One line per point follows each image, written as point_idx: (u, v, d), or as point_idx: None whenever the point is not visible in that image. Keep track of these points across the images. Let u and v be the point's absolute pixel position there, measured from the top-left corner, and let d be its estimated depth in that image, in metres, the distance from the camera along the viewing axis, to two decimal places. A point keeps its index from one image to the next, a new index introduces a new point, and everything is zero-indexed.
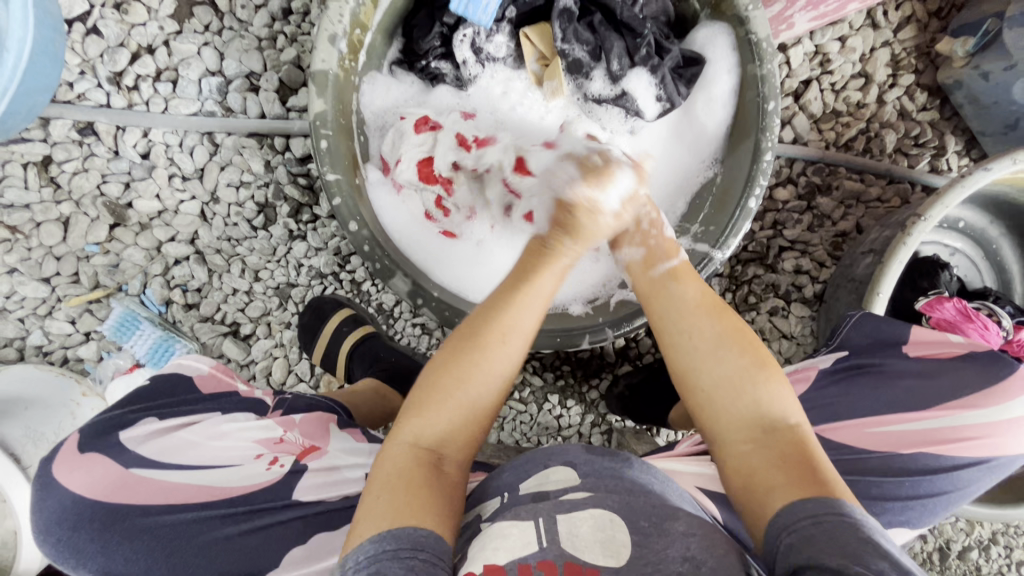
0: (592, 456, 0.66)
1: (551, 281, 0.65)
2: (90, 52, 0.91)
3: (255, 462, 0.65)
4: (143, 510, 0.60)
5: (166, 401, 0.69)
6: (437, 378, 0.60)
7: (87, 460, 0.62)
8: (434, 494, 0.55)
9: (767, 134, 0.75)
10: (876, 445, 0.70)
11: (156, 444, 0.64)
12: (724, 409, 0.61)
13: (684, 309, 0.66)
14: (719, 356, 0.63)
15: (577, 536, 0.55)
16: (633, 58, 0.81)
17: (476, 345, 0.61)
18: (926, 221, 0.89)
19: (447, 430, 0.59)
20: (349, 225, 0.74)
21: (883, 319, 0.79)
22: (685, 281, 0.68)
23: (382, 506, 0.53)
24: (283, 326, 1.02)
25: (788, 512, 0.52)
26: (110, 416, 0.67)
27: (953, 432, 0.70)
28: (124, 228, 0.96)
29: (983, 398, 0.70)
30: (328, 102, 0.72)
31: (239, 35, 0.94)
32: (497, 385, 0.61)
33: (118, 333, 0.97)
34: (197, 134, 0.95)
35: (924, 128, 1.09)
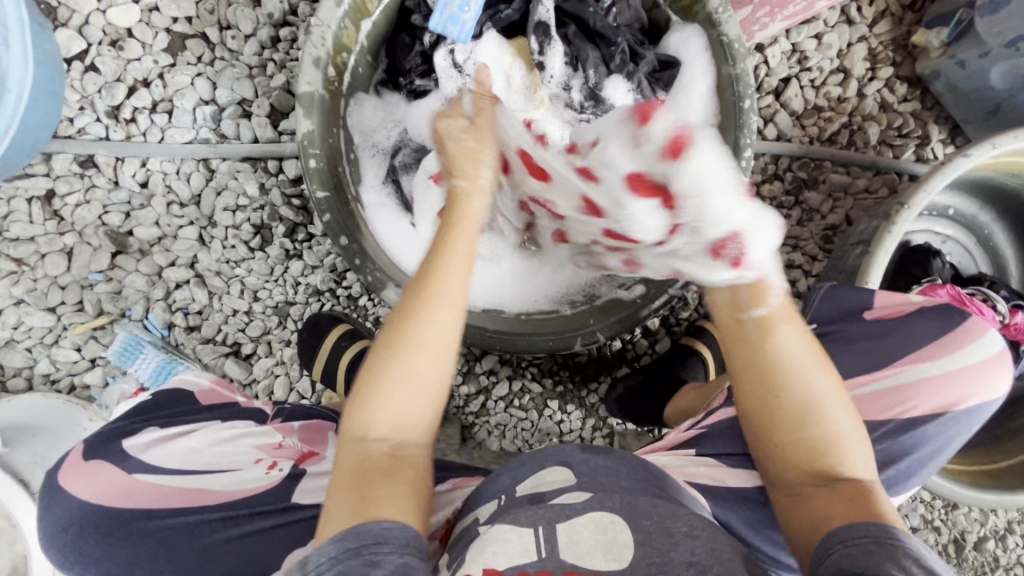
0: (586, 454, 0.68)
1: (468, 243, 0.62)
2: (88, 88, 0.95)
3: (254, 466, 0.68)
4: (146, 514, 0.62)
5: (168, 412, 0.72)
6: (373, 361, 0.59)
7: (92, 468, 0.64)
8: (385, 485, 0.55)
9: (745, 131, 0.77)
10: (850, 412, 0.71)
11: (158, 450, 0.66)
12: (778, 446, 0.60)
13: (749, 342, 0.60)
14: (780, 386, 0.59)
15: (577, 543, 0.56)
16: (608, 66, 0.82)
17: (417, 311, 0.59)
18: (910, 209, 0.90)
19: (398, 419, 0.58)
20: (339, 239, 0.77)
21: (848, 287, 0.80)
22: (781, 325, 0.59)
23: (342, 507, 0.54)
24: (282, 343, 1.04)
25: (848, 528, 0.54)
26: (115, 427, 0.69)
27: (916, 386, 0.71)
28: (125, 255, 0.99)
29: (943, 347, 0.72)
30: (315, 123, 0.75)
31: (230, 65, 0.97)
32: (443, 343, 0.59)
33: (122, 357, 0.99)
34: (193, 161, 0.98)
35: (906, 119, 1.11)
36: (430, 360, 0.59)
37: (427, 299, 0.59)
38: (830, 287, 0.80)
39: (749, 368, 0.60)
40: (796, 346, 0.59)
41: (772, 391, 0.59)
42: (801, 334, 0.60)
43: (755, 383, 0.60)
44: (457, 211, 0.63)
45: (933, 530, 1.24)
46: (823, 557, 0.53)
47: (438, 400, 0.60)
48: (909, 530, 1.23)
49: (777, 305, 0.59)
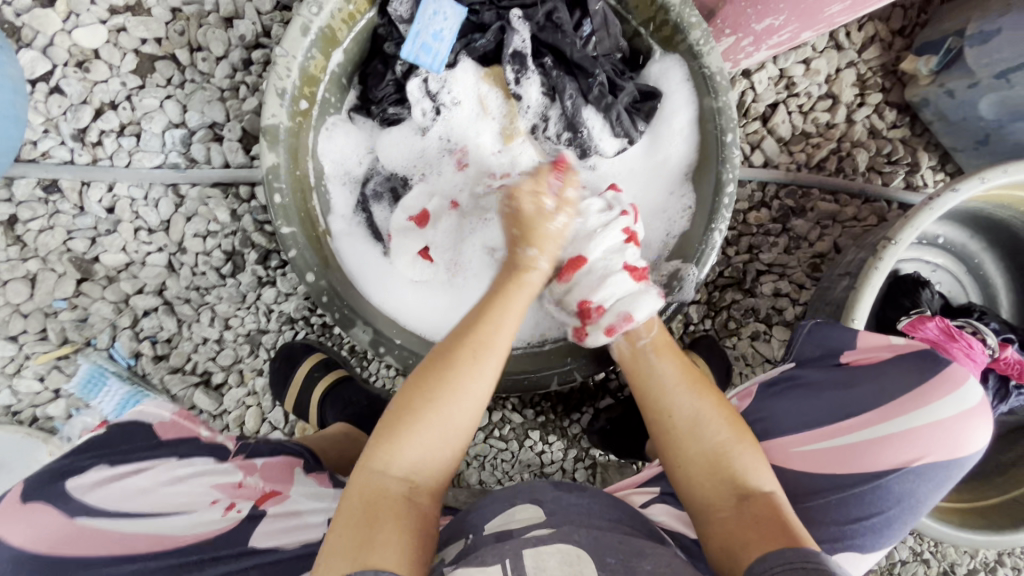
0: (558, 491, 0.67)
1: (522, 301, 0.68)
2: (53, 110, 0.92)
3: (210, 508, 0.64)
4: (87, 564, 0.57)
5: (119, 448, 0.67)
6: (415, 394, 0.61)
7: (29, 510, 0.59)
8: (390, 518, 0.56)
9: (727, 164, 0.76)
10: (808, 465, 0.72)
11: (103, 492, 0.62)
12: (694, 476, 0.65)
13: (664, 385, 0.71)
14: (679, 396, 0.69)
15: (544, 571, 0.53)
16: (586, 96, 0.79)
17: (461, 362, 0.63)
18: (897, 244, 0.87)
19: (419, 459, 0.60)
20: (306, 276, 0.74)
21: (833, 327, 0.80)
22: (665, 355, 0.73)
23: (343, 543, 0.54)
24: (254, 373, 1.01)
25: (763, 562, 0.54)
26: (59, 464, 0.63)
27: (875, 440, 0.70)
28: (91, 282, 0.96)
29: (908, 399, 0.70)
30: (280, 155, 0.72)
31: (201, 87, 0.94)
32: (478, 397, 0.63)
33: (84, 390, 0.95)
34: (162, 186, 0.95)
35: (895, 146, 1.09)
36: (470, 410, 0.62)
37: (478, 352, 0.63)
38: (812, 329, 0.81)
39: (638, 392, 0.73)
40: (671, 379, 0.71)
41: (658, 414, 0.70)
42: (677, 370, 0.72)
43: (676, 421, 0.68)
44: (513, 283, 0.68)
45: (923, 562, 1.22)
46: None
47: (464, 441, 0.63)
48: (897, 563, 1.21)
49: (659, 334, 0.75)
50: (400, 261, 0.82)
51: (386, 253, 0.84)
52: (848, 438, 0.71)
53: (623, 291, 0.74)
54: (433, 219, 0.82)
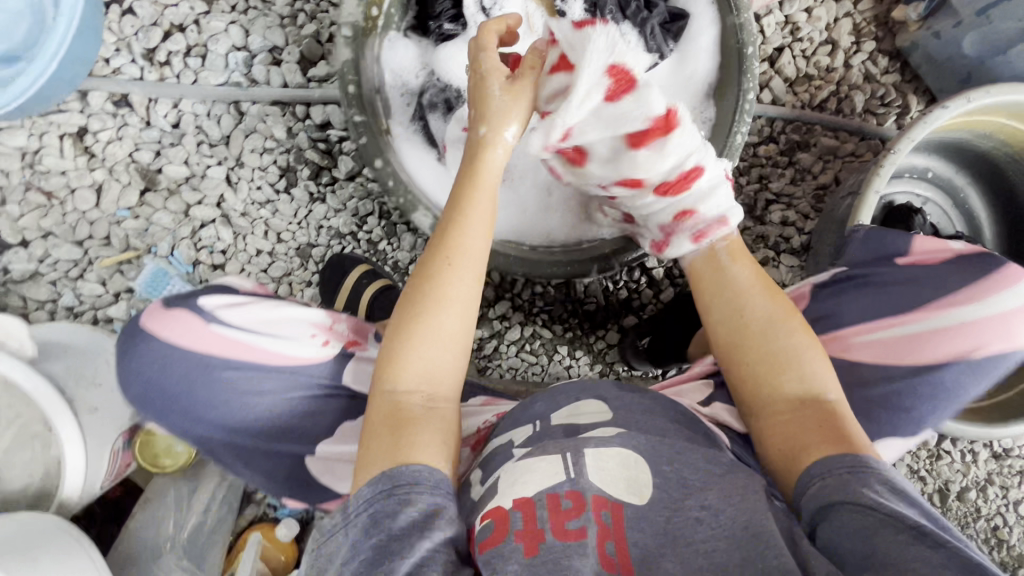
0: (620, 391, 0.74)
1: (488, 199, 0.71)
2: (126, 30, 0.99)
3: (309, 342, 0.69)
4: (224, 362, 0.66)
5: (230, 287, 0.73)
6: (404, 315, 0.67)
7: (172, 315, 0.67)
8: (417, 432, 0.63)
9: (748, 76, 0.88)
10: (872, 353, 0.77)
11: (230, 309, 0.69)
12: (765, 379, 0.69)
13: (738, 290, 0.74)
14: (755, 300, 0.73)
15: (604, 470, 0.61)
16: (624, 13, 0.89)
17: (435, 270, 0.68)
18: (896, 154, 0.97)
19: (427, 368, 0.66)
20: (374, 162, 0.83)
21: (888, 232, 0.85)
22: (740, 261, 0.76)
23: (383, 448, 0.62)
24: (304, 284, 1.08)
25: (829, 459, 0.61)
26: (188, 290, 0.71)
27: (941, 330, 0.75)
28: (154, 192, 1.02)
29: (968, 293, 0.76)
30: (351, 53, 0.83)
31: (263, 14, 1.02)
32: (461, 299, 0.68)
33: (148, 289, 1.01)
34: (224, 104, 1.02)
35: (888, 89, 1.20)
36: (459, 316, 0.68)
37: (450, 258, 0.68)
38: (872, 233, 0.86)
39: (716, 300, 0.75)
40: (744, 283, 0.74)
41: (736, 319, 0.72)
42: (750, 274, 0.75)
43: (751, 323, 0.72)
44: (476, 169, 0.71)
45: (920, 480, 1.31)
46: (805, 489, 0.61)
47: (462, 346, 0.68)
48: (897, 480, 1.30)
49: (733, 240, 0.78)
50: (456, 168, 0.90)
51: (441, 160, 0.92)
52: (912, 328, 0.76)
53: (725, 202, 0.77)
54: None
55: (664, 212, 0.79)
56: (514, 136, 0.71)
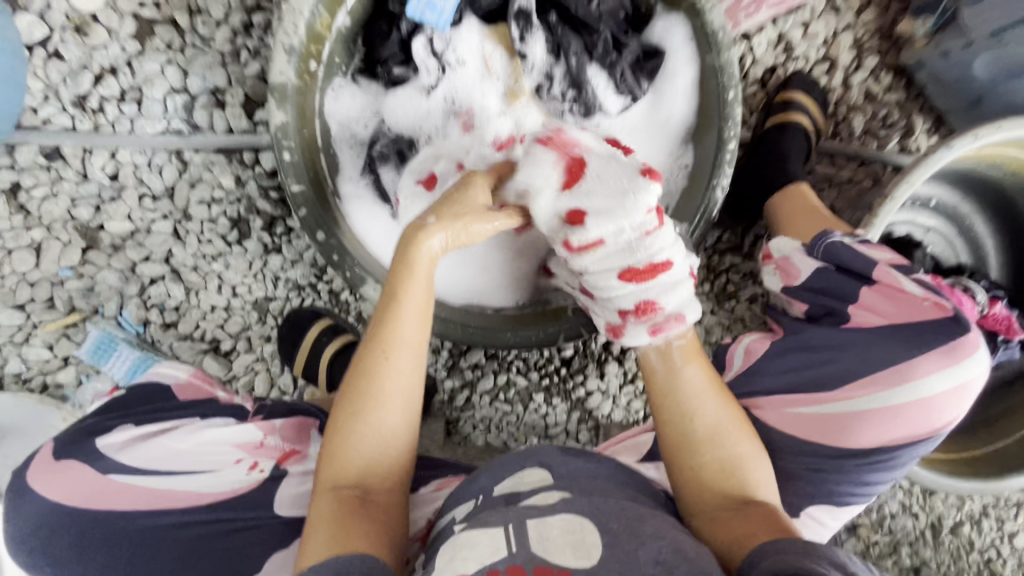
0: (567, 457, 0.70)
1: (423, 285, 0.64)
2: (53, 76, 0.91)
3: (234, 467, 0.66)
4: (123, 515, 0.60)
5: (142, 409, 0.69)
6: (343, 406, 0.62)
7: (64, 469, 0.62)
8: (361, 524, 0.58)
9: (730, 122, 0.78)
10: (805, 428, 0.69)
11: (133, 450, 0.64)
12: (709, 481, 0.65)
13: (694, 389, 0.68)
14: (706, 403, 0.68)
15: (548, 539, 0.56)
16: (590, 54, 0.81)
17: (370, 362, 0.63)
18: (892, 201, 0.89)
19: (368, 463, 0.61)
20: (316, 234, 0.76)
21: (850, 252, 0.73)
22: (693, 361, 0.70)
23: (322, 537, 0.56)
24: (263, 340, 1.02)
25: (776, 545, 0.54)
26: (87, 425, 0.66)
27: (859, 411, 0.67)
28: (97, 250, 0.96)
29: (911, 368, 0.66)
30: (288, 114, 0.73)
31: (201, 52, 0.94)
32: (401, 393, 0.63)
33: (95, 356, 0.95)
34: (165, 153, 0.95)
35: (891, 109, 1.10)
36: (399, 407, 0.63)
37: (387, 347, 0.63)
38: (821, 269, 0.75)
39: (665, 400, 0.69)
40: (698, 386, 0.68)
41: (683, 426, 0.67)
42: (704, 376, 0.69)
43: (699, 428, 0.67)
44: (409, 257, 0.63)
45: (912, 515, 1.27)
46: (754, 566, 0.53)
47: (407, 439, 0.64)
48: (887, 516, 1.26)
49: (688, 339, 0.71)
50: (411, 225, 0.83)
51: (394, 216, 0.85)
52: (847, 406, 0.68)
53: (685, 294, 0.70)
54: (440, 182, 0.82)
55: (625, 299, 0.69)
56: (441, 244, 0.64)
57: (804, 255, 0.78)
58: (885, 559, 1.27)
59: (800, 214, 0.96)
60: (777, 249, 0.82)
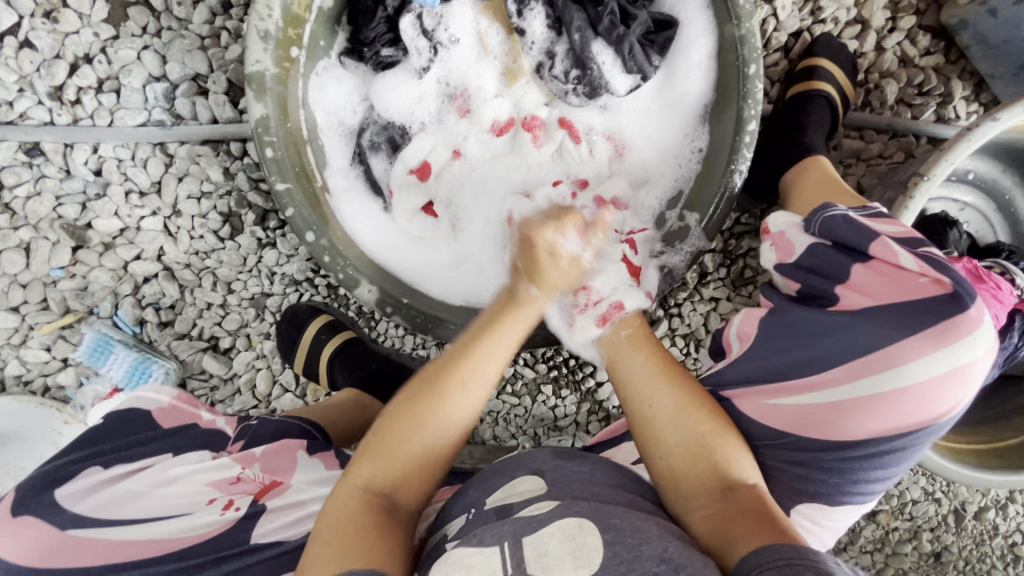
0: (561, 462, 0.65)
1: (514, 331, 0.64)
2: (25, 66, 0.86)
3: (208, 508, 0.64)
4: (86, 573, 0.57)
5: (112, 445, 0.67)
6: (399, 415, 0.59)
7: (20, 525, 0.59)
8: (372, 531, 0.52)
9: (750, 100, 0.70)
10: (770, 420, 0.62)
11: (96, 499, 0.62)
12: (679, 471, 0.60)
13: (643, 376, 0.66)
14: (656, 388, 0.64)
15: (545, 555, 0.50)
16: (595, 29, 0.73)
17: (455, 382, 0.60)
18: (929, 180, 0.81)
19: (405, 475, 0.57)
20: (306, 235, 0.71)
21: (846, 226, 0.63)
22: (641, 350, 0.68)
23: (330, 545, 0.51)
24: (262, 336, 0.99)
25: (759, 555, 0.48)
26: (50, 469, 0.63)
27: (837, 404, 0.58)
28: (86, 249, 0.93)
29: (892, 354, 0.56)
30: (268, 105, 0.68)
31: (179, 35, 0.88)
32: (461, 425, 0.60)
33: (92, 357, 0.94)
34: (149, 145, 0.90)
35: (928, 75, 1.00)
36: (456, 435, 0.59)
37: (464, 379, 0.60)
38: (815, 245, 0.65)
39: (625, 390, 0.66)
40: (644, 375, 0.66)
41: (640, 419, 0.64)
42: (650, 363, 0.67)
43: (657, 416, 0.63)
44: (511, 304, 0.64)
45: (934, 501, 1.23)
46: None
47: (446, 463, 0.60)
48: (909, 502, 1.22)
49: (633, 327, 0.71)
50: (403, 218, 0.78)
51: (387, 209, 0.80)
52: (820, 397, 0.59)
53: (616, 282, 0.74)
54: (435, 173, 0.79)
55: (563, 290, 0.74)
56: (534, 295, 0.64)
57: (801, 230, 0.67)
58: (905, 544, 1.24)
59: (817, 185, 0.82)
60: (775, 223, 0.71)
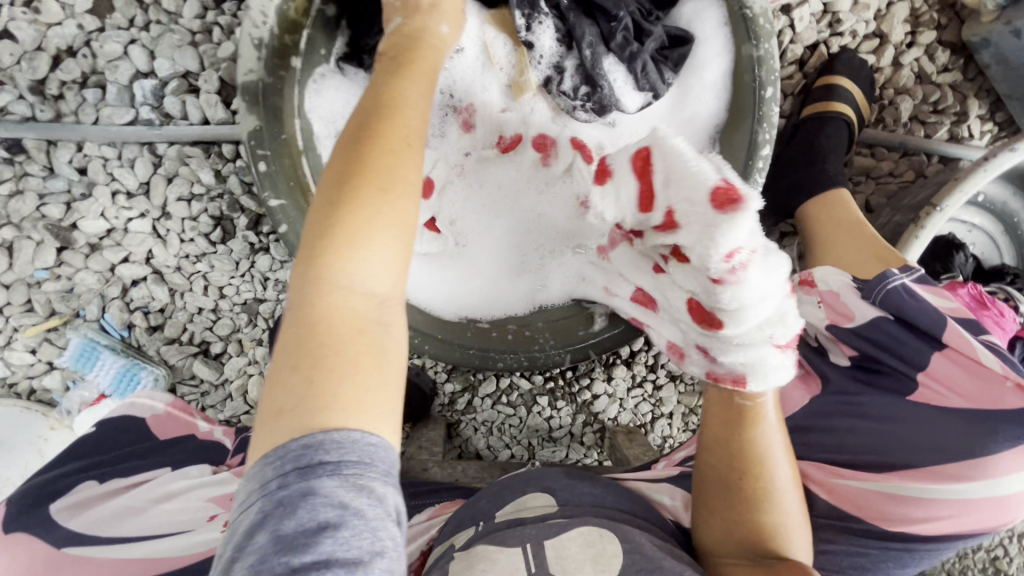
0: (572, 480, 0.64)
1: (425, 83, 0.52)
2: (4, 59, 0.82)
3: (207, 525, 0.62)
4: None
5: (106, 457, 0.67)
6: (334, 220, 0.41)
7: (12, 542, 0.58)
8: (355, 373, 0.39)
9: (765, 124, 0.68)
10: (842, 502, 0.61)
11: (89, 516, 0.61)
12: (732, 532, 0.57)
13: (761, 449, 0.57)
14: (766, 460, 0.57)
15: (565, 558, 0.54)
16: (607, 44, 0.70)
17: (390, 127, 0.46)
18: (942, 211, 0.79)
19: (376, 262, 0.42)
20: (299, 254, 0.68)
21: (911, 299, 0.64)
22: (773, 424, 0.57)
23: (294, 399, 0.38)
24: (254, 342, 0.97)
25: None
26: (43, 481, 0.64)
27: (904, 494, 0.58)
28: (72, 251, 0.89)
29: (991, 460, 0.56)
30: (260, 117, 0.65)
31: (168, 29, 0.83)
32: (409, 209, 0.44)
33: (78, 362, 0.92)
34: (137, 145, 0.86)
35: (944, 93, 0.97)
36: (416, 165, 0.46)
37: (389, 145, 0.45)
38: (876, 318, 0.66)
39: (725, 434, 0.58)
40: (766, 447, 0.57)
41: (726, 478, 0.58)
42: (779, 435, 0.58)
43: (747, 485, 0.57)
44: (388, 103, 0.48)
45: None
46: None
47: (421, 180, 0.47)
48: None
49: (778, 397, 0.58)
50: None
51: None
52: (895, 483, 0.59)
53: (756, 361, 0.52)
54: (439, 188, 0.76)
55: (686, 337, 0.57)
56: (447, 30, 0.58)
57: (856, 294, 0.69)
58: None
59: (844, 220, 0.83)
60: (821, 279, 0.73)
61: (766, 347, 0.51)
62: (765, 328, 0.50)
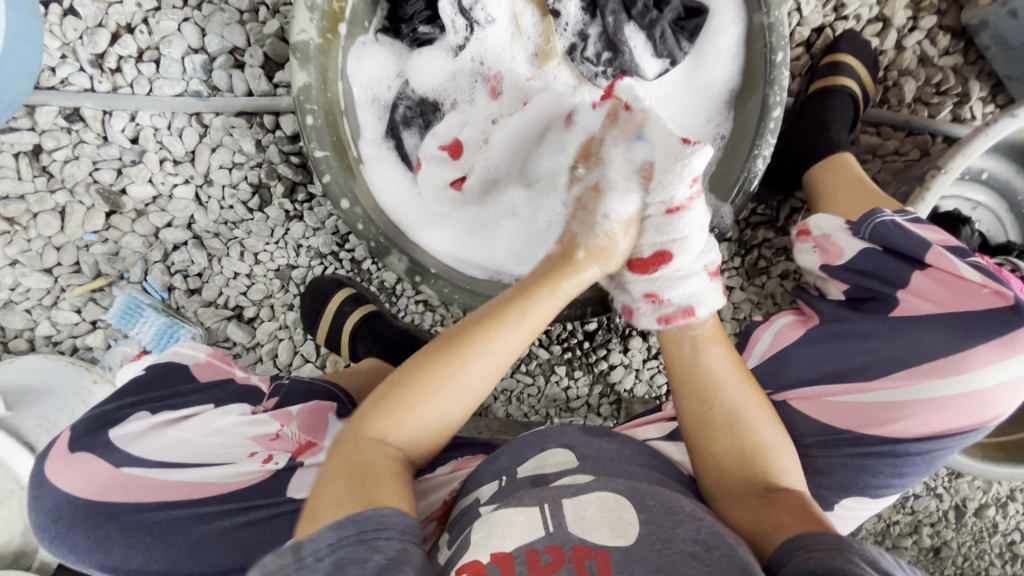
0: (588, 438, 0.66)
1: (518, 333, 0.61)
2: (69, 34, 0.89)
3: (249, 460, 0.67)
4: (138, 507, 0.62)
5: (157, 393, 0.70)
6: (411, 382, 0.59)
7: (77, 460, 0.63)
8: (382, 480, 0.53)
9: (776, 88, 0.72)
10: (835, 418, 0.66)
11: (146, 443, 0.65)
12: (727, 466, 0.61)
13: (721, 374, 0.64)
14: (728, 388, 0.63)
15: (585, 518, 0.51)
16: (628, 12, 0.76)
17: (499, 320, 0.60)
18: (946, 173, 0.83)
19: (421, 429, 0.59)
20: (340, 203, 0.74)
21: (901, 229, 0.66)
22: (718, 349, 0.65)
23: (340, 491, 0.51)
24: (285, 307, 1.01)
25: (804, 538, 0.49)
26: (105, 411, 0.67)
27: (885, 405, 0.64)
28: (120, 215, 0.95)
29: (965, 360, 0.61)
30: (310, 75, 0.70)
31: (218, 9, 0.90)
32: (470, 391, 0.60)
33: (122, 320, 0.97)
34: (185, 116, 0.93)
35: (947, 74, 1.02)
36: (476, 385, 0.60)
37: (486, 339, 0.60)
38: (868, 250, 0.68)
39: (687, 376, 0.65)
40: (722, 370, 0.64)
41: (701, 409, 0.63)
42: (728, 358, 0.65)
43: (718, 411, 0.62)
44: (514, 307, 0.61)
45: (936, 496, 1.24)
46: (786, 559, 0.48)
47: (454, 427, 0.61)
48: (910, 497, 1.24)
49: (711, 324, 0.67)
50: (432, 192, 0.79)
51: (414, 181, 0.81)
52: (873, 395, 0.64)
53: (700, 287, 0.66)
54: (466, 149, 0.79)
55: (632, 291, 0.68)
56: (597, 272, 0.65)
57: (849, 234, 0.70)
58: (905, 538, 1.26)
59: (845, 182, 0.86)
60: (816, 225, 0.75)
61: (663, 213, 0.64)
62: (657, 223, 0.65)
